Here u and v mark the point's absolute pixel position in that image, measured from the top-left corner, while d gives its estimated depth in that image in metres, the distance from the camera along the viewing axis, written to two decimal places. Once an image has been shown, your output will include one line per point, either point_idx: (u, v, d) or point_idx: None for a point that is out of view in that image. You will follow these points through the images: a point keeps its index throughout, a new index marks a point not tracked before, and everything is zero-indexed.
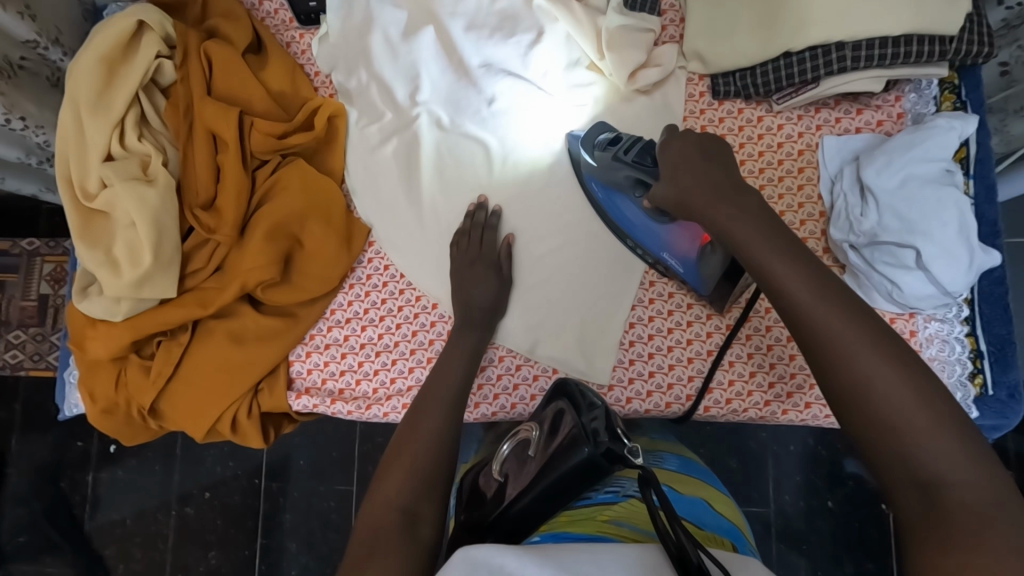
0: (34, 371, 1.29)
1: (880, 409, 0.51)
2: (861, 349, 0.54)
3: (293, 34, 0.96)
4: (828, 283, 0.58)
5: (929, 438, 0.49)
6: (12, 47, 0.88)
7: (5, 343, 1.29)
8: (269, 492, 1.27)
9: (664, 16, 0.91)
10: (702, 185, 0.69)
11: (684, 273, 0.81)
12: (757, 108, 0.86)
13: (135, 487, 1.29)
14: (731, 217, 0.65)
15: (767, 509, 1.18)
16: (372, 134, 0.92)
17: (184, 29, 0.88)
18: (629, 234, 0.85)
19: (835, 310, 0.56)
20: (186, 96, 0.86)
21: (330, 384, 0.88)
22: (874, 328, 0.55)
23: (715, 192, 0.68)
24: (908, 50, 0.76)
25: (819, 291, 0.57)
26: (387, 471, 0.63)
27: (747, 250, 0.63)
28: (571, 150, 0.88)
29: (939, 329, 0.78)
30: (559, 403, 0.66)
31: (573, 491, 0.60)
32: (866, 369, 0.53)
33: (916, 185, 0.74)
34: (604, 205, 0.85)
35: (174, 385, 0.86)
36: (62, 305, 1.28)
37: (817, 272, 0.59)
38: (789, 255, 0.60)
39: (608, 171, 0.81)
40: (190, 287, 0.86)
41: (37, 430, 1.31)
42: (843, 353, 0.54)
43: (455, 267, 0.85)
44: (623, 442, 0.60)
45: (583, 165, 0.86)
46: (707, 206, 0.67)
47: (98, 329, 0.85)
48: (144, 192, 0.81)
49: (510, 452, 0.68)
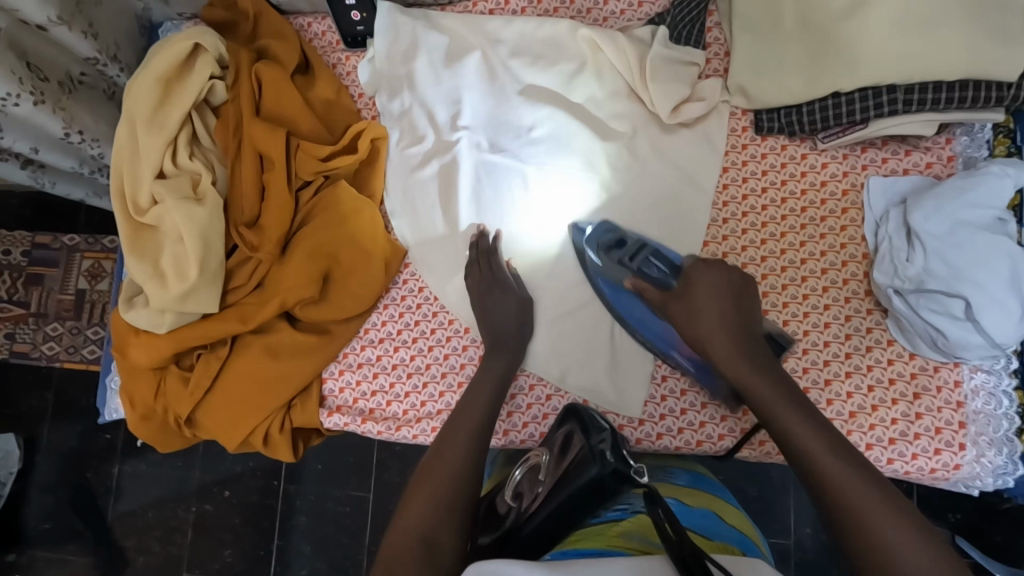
0: (67, 363, 1.35)
1: (871, 531, 0.55)
2: (821, 452, 0.61)
3: (339, 56, 0.98)
4: (789, 393, 0.68)
5: (893, 535, 0.54)
6: (73, 62, 0.93)
7: (43, 335, 1.36)
8: (286, 493, 1.29)
9: (709, 49, 0.90)
10: (720, 310, 0.76)
11: (697, 371, 0.81)
12: (801, 145, 0.85)
13: (157, 481, 1.32)
14: (730, 334, 0.74)
15: (787, 539, 1.16)
16: (413, 155, 0.94)
17: (236, 50, 0.91)
18: (636, 330, 0.84)
19: (799, 417, 0.65)
20: (236, 116, 0.89)
21: (361, 403, 0.89)
22: (828, 428, 0.64)
23: (728, 321, 0.75)
24: (963, 95, 0.75)
25: (778, 399, 0.67)
26: (416, 498, 0.64)
27: (719, 355, 0.73)
28: (576, 245, 0.87)
29: (985, 380, 0.76)
30: (570, 426, 0.72)
31: (583, 511, 0.63)
32: (828, 468, 0.60)
33: (964, 233, 0.72)
34: (612, 302, 0.85)
35: (210, 397, 0.88)
36: (98, 301, 1.36)
37: (780, 382, 0.69)
38: (758, 369, 0.71)
39: (615, 271, 0.84)
40: (231, 302, 0.88)
41: (65, 422, 1.34)
42: (830, 481, 0.59)
43: (473, 291, 0.86)
44: (629, 463, 0.64)
45: (590, 263, 0.86)
46: (713, 328, 0.75)
47: (140, 338, 0.87)
48: (193, 209, 0.83)
49: (521, 477, 0.70)
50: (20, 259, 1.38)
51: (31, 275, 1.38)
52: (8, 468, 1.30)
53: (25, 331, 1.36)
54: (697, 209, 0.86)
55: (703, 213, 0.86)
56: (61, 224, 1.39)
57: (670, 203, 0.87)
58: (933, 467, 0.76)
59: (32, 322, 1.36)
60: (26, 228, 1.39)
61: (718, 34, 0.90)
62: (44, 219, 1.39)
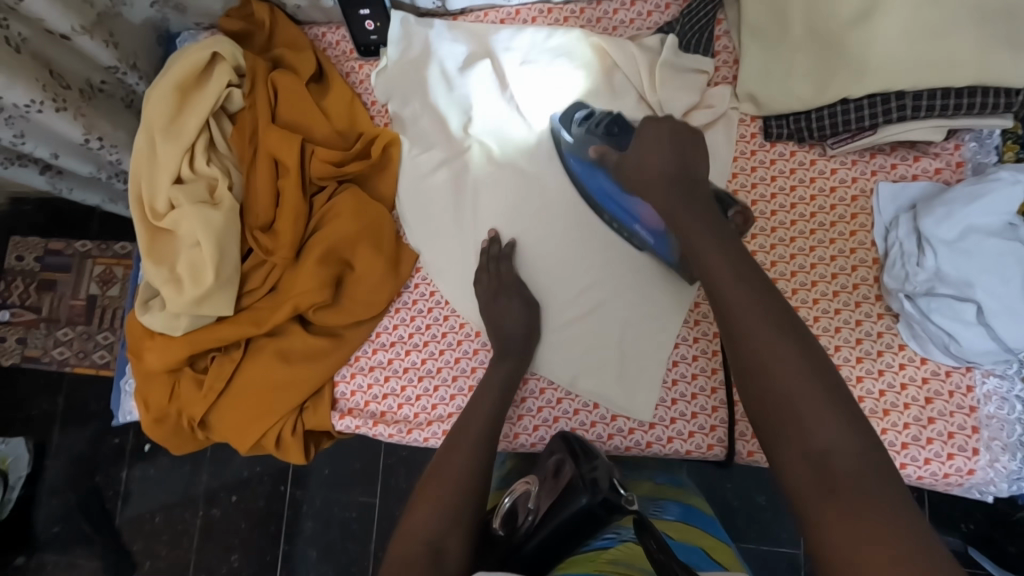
0: (78, 368, 1.36)
1: (805, 425, 0.55)
2: (759, 328, 0.61)
3: (352, 65, 1.00)
4: (738, 262, 0.66)
5: (812, 409, 0.56)
6: (93, 71, 0.96)
7: (54, 340, 1.37)
8: (293, 498, 1.30)
9: (717, 57, 0.91)
10: (664, 154, 0.77)
11: (655, 244, 0.85)
12: (810, 151, 0.86)
13: (166, 485, 1.33)
14: (675, 196, 0.74)
15: (797, 549, 1.15)
16: (424, 161, 0.94)
17: (253, 59, 0.93)
18: (599, 203, 0.89)
19: (747, 293, 0.63)
20: (252, 123, 0.91)
21: (372, 406, 0.90)
22: (771, 298, 0.63)
23: (674, 167, 0.76)
24: (972, 101, 0.75)
25: (722, 266, 0.66)
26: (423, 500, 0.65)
27: (676, 225, 0.72)
28: (552, 131, 0.91)
29: (998, 385, 0.76)
30: (561, 453, 0.70)
31: (571, 542, 0.62)
32: (761, 341, 0.60)
33: (977, 238, 0.72)
34: (582, 178, 0.89)
35: (223, 400, 0.89)
36: (109, 306, 1.37)
37: (729, 252, 0.67)
38: (711, 242, 0.68)
39: (583, 146, 0.87)
40: (245, 306, 0.89)
41: (74, 427, 1.35)
42: (769, 371, 0.59)
43: (482, 298, 0.87)
44: (619, 492, 0.63)
45: (565, 145, 0.89)
46: (656, 182, 0.76)
47: (156, 341, 0.89)
48: (209, 213, 0.84)
49: (510, 504, 0.66)
50: (32, 264, 1.40)
51: (43, 281, 1.40)
52: (17, 472, 1.30)
53: (36, 337, 1.38)
54: None
55: None
56: (74, 231, 1.41)
57: None
58: (946, 471, 0.76)
59: (44, 327, 1.38)
60: (40, 235, 1.42)
61: (726, 43, 0.91)
62: (57, 226, 1.42)
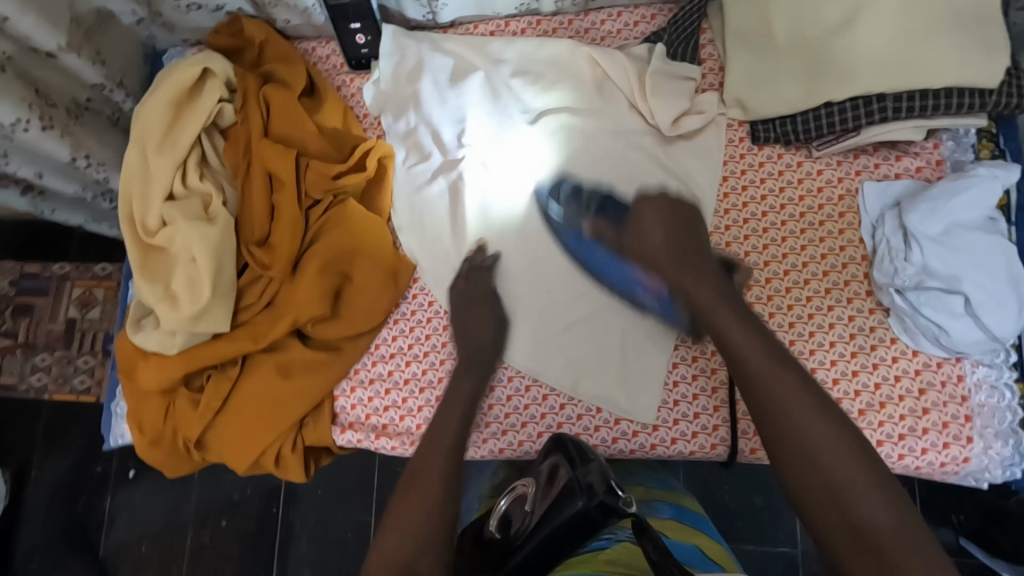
0: (57, 394, 1.32)
1: (849, 500, 0.61)
2: (800, 406, 0.66)
3: (344, 78, 1.00)
4: (766, 339, 0.71)
5: (855, 481, 0.61)
6: (80, 88, 0.94)
7: (31, 366, 1.33)
8: (285, 520, 1.27)
9: (703, 65, 0.93)
10: (662, 228, 0.81)
11: (661, 310, 0.85)
12: (797, 153, 0.88)
13: (153, 512, 1.29)
14: (687, 270, 0.78)
15: (794, 548, 1.16)
16: (419, 173, 0.95)
17: (244, 74, 0.92)
18: (600, 275, 0.87)
19: (784, 372, 0.68)
20: (245, 137, 0.90)
21: (374, 419, 0.89)
22: (801, 373, 0.68)
23: (676, 240, 0.80)
24: (948, 102, 0.79)
25: (754, 343, 0.70)
26: (397, 517, 0.69)
27: (700, 305, 0.76)
28: (539, 203, 0.91)
29: (987, 374, 0.78)
30: (557, 458, 0.69)
31: (567, 548, 0.61)
32: (802, 421, 0.65)
33: (959, 233, 0.75)
34: (576, 252, 0.88)
35: (220, 419, 0.87)
36: (89, 329, 1.34)
37: (755, 328, 0.72)
38: (738, 319, 0.73)
39: (573, 219, 0.87)
40: (242, 322, 0.88)
41: (53, 456, 1.31)
42: (813, 446, 0.64)
43: (457, 303, 0.88)
44: (618, 493, 0.61)
45: (553, 216, 0.89)
46: (664, 256, 0.80)
47: (149, 361, 0.87)
48: (204, 229, 0.84)
49: (506, 508, 0.70)
50: (7, 289, 1.36)
51: (19, 305, 1.36)
52: None
53: (12, 363, 1.34)
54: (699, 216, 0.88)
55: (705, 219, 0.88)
56: (51, 253, 1.38)
57: None
58: (942, 460, 0.78)
59: (20, 353, 1.34)
60: (16, 258, 1.38)
61: (711, 51, 0.94)
62: (32, 249, 1.38)
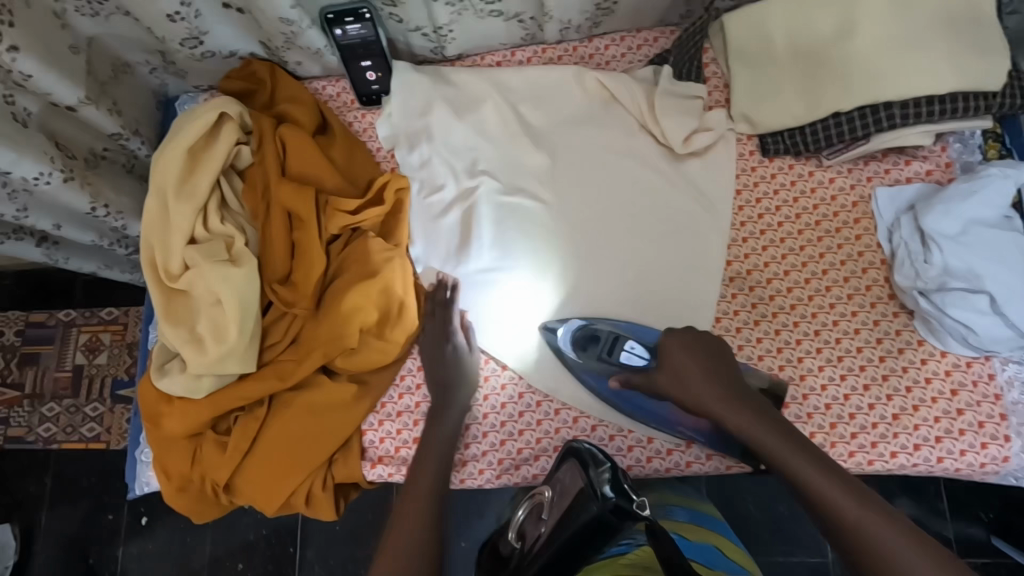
0: (66, 444, 1.31)
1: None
2: (828, 488, 0.67)
3: (355, 114, 1.02)
4: (779, 426, 0.74)
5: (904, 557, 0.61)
6: (96, 139, 0.95)
7: (39, 416, 1.32)
8: (303, 560, 1.24)
9: (708, 83, 0.95)
10: (686, 361, 0.80)
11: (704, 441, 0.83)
12: (807, 163, 0.90)
13: (167, 560, 1.26)
14: (699, 369, 0.79)
15: (824, 558, 1.14)
16: (434, 203, 0.96)
17: (259, 116, 0.94)
18: (638, 415, 0.86)
19: (804, 458, 0.70)
20: (263, 179, 0.91)
21: (403, 452, 0.88)
22: (818, 456, 0.71)
23: (697, 361, 0.80)
24: (955, 106, 0.81)
25: (767, 432, 0.73)
26: (399, 525, 0.74)
27: (707, 401, 0.78)
28: (554, 345, 0.88)
29: (1017, 371, 0.79)
30: (570, 464, 0.70)
31: (585, 553, 0.61)
32: (836, 503, 0.66)
33: (976, 231, 0.77)
34: (609, 398, 0.86)
35: (248, 461, 0.86)
36: (96, 375, 1.33)
37: (766, 417, 0.75)
38: (747, 410, 0.75)
39: (598, 366, 0.86)
40: (268, 361, 0.88)
41: (62, 508, 1.29)
42: (852, 526, 0.65)
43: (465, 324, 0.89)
44: (631, 497, 0.62)
45: (576, 364, 0.87)
46: (701, 386, 0.78)
47: (175, 406, 0.86)
48: (228, 271, 0.84)
49: (524, 517, 0.71)
50: (13, 339, 1.36)
51: (25, 355, 1.35)
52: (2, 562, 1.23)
53: (19, 415, 1.32)
54: (717, 230, 0.89)
55: (723, 233, 0.89)
56: (56, 301, 1.37)
57: (683, 218, 0.91)
58: (982, 461, 0.77)
59: (28, 404, 1.33)
60: (21, 308, 1.37)
61: (714, 69, 0.95)
62: (36, 297, 1.38)
